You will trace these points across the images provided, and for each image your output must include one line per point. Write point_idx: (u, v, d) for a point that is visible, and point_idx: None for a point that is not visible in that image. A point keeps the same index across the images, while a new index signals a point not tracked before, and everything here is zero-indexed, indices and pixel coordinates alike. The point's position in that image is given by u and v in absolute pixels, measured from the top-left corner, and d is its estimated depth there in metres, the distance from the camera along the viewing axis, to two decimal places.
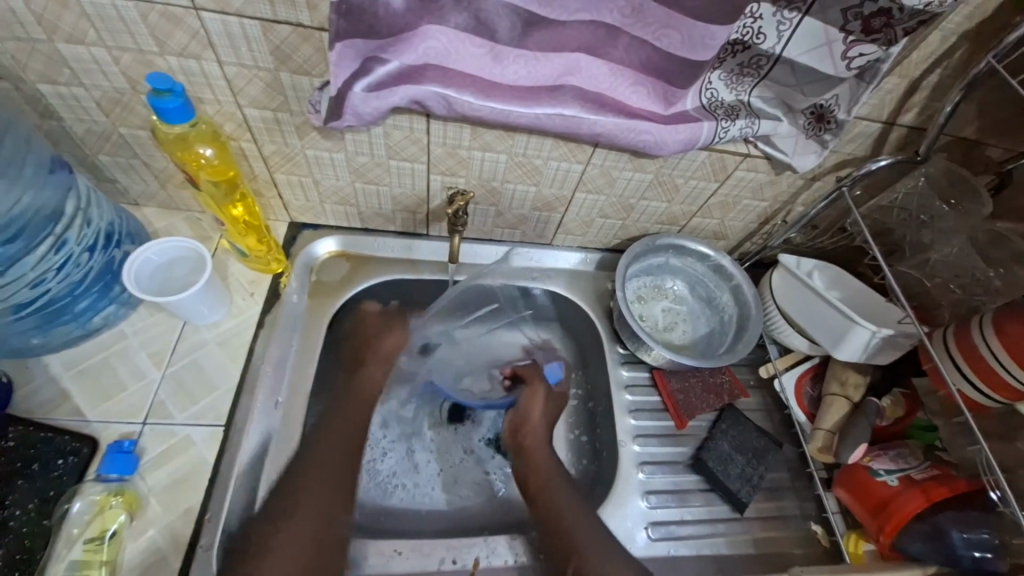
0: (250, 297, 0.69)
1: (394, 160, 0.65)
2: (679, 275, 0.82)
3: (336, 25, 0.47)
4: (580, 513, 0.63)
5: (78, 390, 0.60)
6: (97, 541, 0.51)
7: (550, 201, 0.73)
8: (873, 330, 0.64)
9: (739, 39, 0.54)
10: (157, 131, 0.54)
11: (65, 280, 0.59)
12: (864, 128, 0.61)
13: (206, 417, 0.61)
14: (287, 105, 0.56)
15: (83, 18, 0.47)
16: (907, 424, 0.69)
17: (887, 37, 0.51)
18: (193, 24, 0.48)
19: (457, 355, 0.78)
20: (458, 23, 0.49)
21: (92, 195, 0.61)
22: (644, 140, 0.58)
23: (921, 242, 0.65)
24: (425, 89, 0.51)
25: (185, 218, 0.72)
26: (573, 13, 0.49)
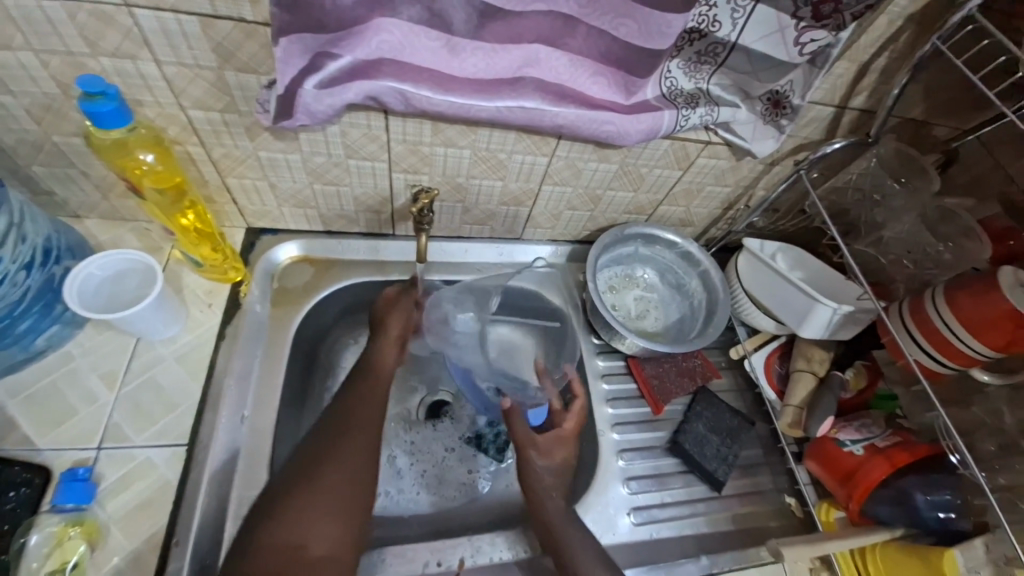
0: (209, 308, 0.66)
1: (353, 159, 0.63)
2: (648, 263, 0.83)
3: (279, 19, 0.45)
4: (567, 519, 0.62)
5: (25, 417, 0.56)
6: (58, 574, 0.49)
7: (517, 195, 0.72)
8: (834, 307, 0.66)
9: (696, 27, 0.54)
10: (93, 138, 0.51)
11: (1, 302, 0.54)
12: (818, 113, 0.63)
13: (167, 436, 0.58)
14: (235, 106, 0.53)
15: (2, 19, 0.43)
16: (867, 396, 0.72)
17: (836, 22, 0.52)
18: (125, 22, 0.44)
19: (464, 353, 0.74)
20: (411, 16, 0.47)
21: (25, 209, 0.56)
22: (608, 130, 0.58)
23: (875, 221, 0.68)
24: (380, 84, 0.49)
25: (133, 229, 0.68)
26: (529, 3, 0.48)
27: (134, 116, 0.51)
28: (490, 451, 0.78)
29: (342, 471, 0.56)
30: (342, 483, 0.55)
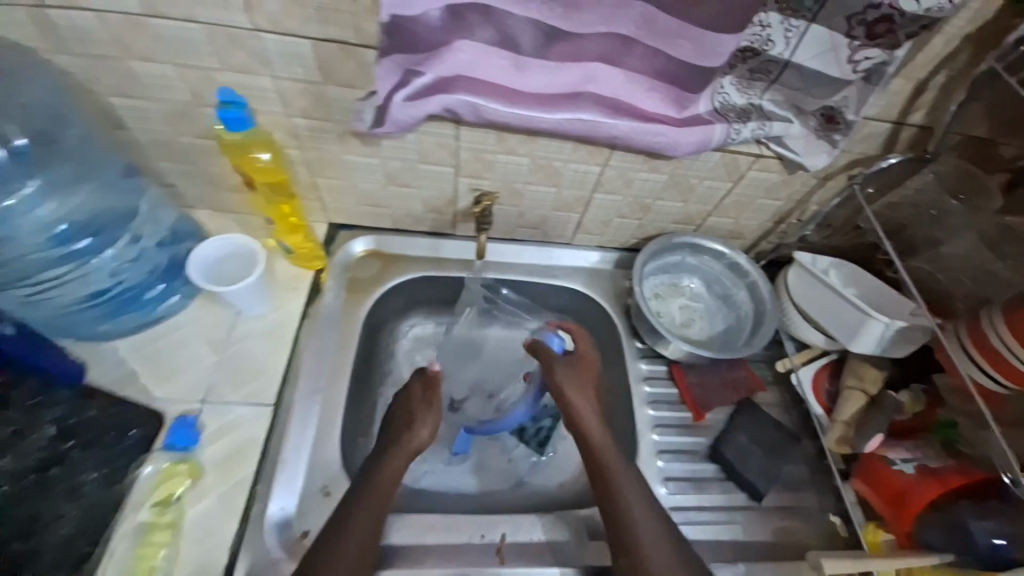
0: (294, 291, 0.75)
1: (424, 164, 0.70)
2: (695, 273, 0.85)
3: (385, 43, 0.53)
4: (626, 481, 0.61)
5: (143, 370, 0.66)
6: (163, 504, 0.59)
7: (570, 201, 0.77)
8: (887, 322, 0.66)
9: (749, 46, 0.57)
10: (221, 140, 0.63)
11: (137, 273, 0.65)
12: (874, 128, 0.64)
13: (256, 398, 0.67)
14: (331, 115, 0.62)
15: (154, 40, 0.53)
16: (930, 420, 0.68)
17: (890, 41, 0.54)
18: (252, 45, 0.54)
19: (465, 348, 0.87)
20: (485, 38, 0.54)
21: (161, 199, 0.68)
22: (660, 141, 0.62)
23: (934, 237, 0.68)
24: (456, 98, 0.56)
25: (236, 219, 0.78)
26: (591, 26, 0.53)
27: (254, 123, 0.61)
28: (532, 443, 0.82)
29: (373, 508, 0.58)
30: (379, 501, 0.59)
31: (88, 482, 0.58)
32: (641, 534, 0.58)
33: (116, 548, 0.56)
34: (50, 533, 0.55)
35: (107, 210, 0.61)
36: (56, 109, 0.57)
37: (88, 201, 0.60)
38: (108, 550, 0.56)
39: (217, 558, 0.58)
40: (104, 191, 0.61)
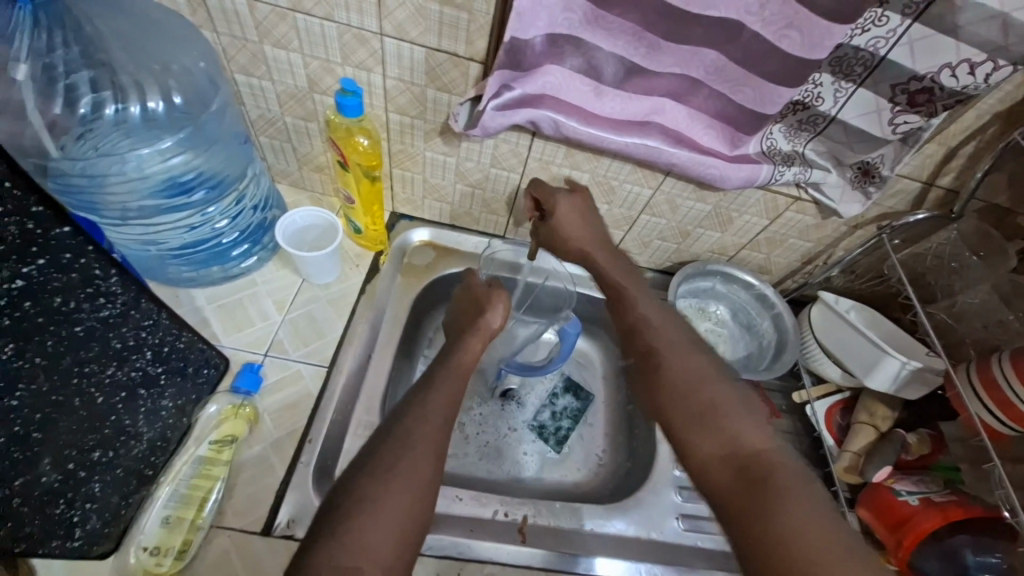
0: (356, 268, 0.82)
1: (495, 168, 0.77)
2: (723, 300, 0.91)
3: (498, 58, 0.59)
4: (674, 340, 0.56)
5: (216, 319, 0.72)
6: (220, 443, 0.63)
7: (618, 219, 0.84)
8: (903, 361, 0.71)
9: (801, 100, 0.65)
10: (333, 123, 0.70)
11: (234, 227, 0.73)
12: (906, 185, 0.71)
13: (315, 357, 0.73)
14: (425, 114, 0.70)
15: (292, 29, 0.61)
16: (931, 462, 0.72)
17: (928, 110, 0.61)
18: (375, 45, 0.62)
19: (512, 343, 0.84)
20: (573, 65, 0.61)
21: (261, 169, 0.76)
22: (712, 173, 0.69)
23: (952, 287, 0.74)
24: (541, 113, 0.64)
25: (310, 196, 0.86)
26: (667, 66, 0.61)
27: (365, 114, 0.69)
28: (550, 441, 0.87)
29: (430, 433, 0.53)
30: (434, 426, 0.53)
31: (164, 408, 0.60)
32: (701, 411, 0.50)
33: (179, 472, 0.61)
34: (128, 449, 0.55)
35: (225, 170, 0.69)
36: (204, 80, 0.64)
37: (213, 161, 0.68)
38: (170, 471, 0.61)
39: (264, 498, 0.62)
40: (226, 154, 0.69)
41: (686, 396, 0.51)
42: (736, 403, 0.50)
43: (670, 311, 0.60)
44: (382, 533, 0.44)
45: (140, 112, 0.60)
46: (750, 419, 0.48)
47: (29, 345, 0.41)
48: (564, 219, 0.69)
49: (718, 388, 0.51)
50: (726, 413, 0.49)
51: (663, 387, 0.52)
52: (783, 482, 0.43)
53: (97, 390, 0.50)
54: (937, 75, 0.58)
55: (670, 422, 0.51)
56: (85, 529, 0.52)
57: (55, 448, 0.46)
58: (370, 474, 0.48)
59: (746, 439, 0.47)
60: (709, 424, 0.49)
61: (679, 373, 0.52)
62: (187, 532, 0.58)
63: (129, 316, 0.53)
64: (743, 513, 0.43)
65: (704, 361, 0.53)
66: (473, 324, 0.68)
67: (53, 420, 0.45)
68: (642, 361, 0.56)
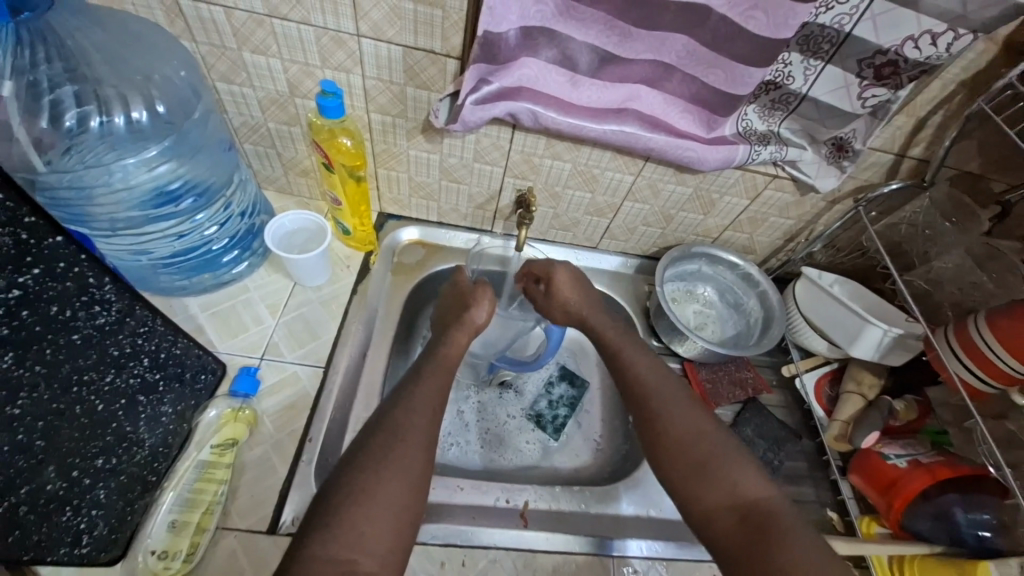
0: (348, 269, 0.83)
1: (478, 163, 0.79)
2: (709, 282, 0.93)
3: (474, 53, 0.60)
4: (673, 396, 0.61)
5: (211, 325, 0.73)
6: (221, 447, 0.64)
7: (602, 207, 0.86)
8: (885, 329, 0.73)
9: (772, 80, 0.67)
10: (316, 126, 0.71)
11: (224, 233, 0.74)
12: (878, 158, 0.73)
13: (311, 358, 0.74)
14: (406, 112, 0.71)
15: (269, 34, 0.62)
16: (918, 426, 0.75)
17: (894, 82, 0.63)
18: (353, 46, 0.63)
19: (497, 337, 0.84)
20: (548, 57, 0.63)
21: (246, 179, 0.77)
22: (690, 156, 0.71)
23: (928, 254, 0.76)
24: (519, 105, 0.65)
25: (297, 201, 0.87)
26: (640, 53, 0.62)
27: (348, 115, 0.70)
28: (548, 429, 0.88)
29: (421, 421, 0.56)
30: (422, 415, 0.56)
31: (165, 414, 0.61)
32: (704, 463, 0.55)
33: (182, 477, 0.61)
34: (132, 455, 0.56)
35: (211, 178, 0.70)
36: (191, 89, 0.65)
37: (200, 169, 0.68)
38: (173, 477, 0.61)
39: (267, 498, 0.63)
40: (212, 162, 0.70)
41: (688, 450, 0.56)
42: (735, 455, 0.56)
43: (659, 364, 0.66)
44: (376, 519, 0.47)
45: (124, 122, 0.60)
46: (748, 468, 0.54)
47: (28, 354, 0.42)
48: (564, 289, 0.74)
49: (717, 440, 0.57)
50: (727, 466, 0.54)
51: (667, 442, 0.58)
52: (782, 527, 0.49)
53: (98, 397, 0.51)
54: (900, 48, 0.60)
55: (676, 476, 0.56)
56: (93, 536, 0.53)
57: (59, 456, 0.47)
58: (359, 466, 0.50)
59: (745, 489, 0.53)
60: (712, 477, 0.54)
61: (679, 429, 0.58)
62: (193, 535, 0.58)
63: (125, 323, 0.54)
64: (750, 562, 0.48)
65: (701, 416, 0.59)
66: (459, 317, 0.71)
67: (56, 427, 0.46)
68: (642, 415, 0.61)
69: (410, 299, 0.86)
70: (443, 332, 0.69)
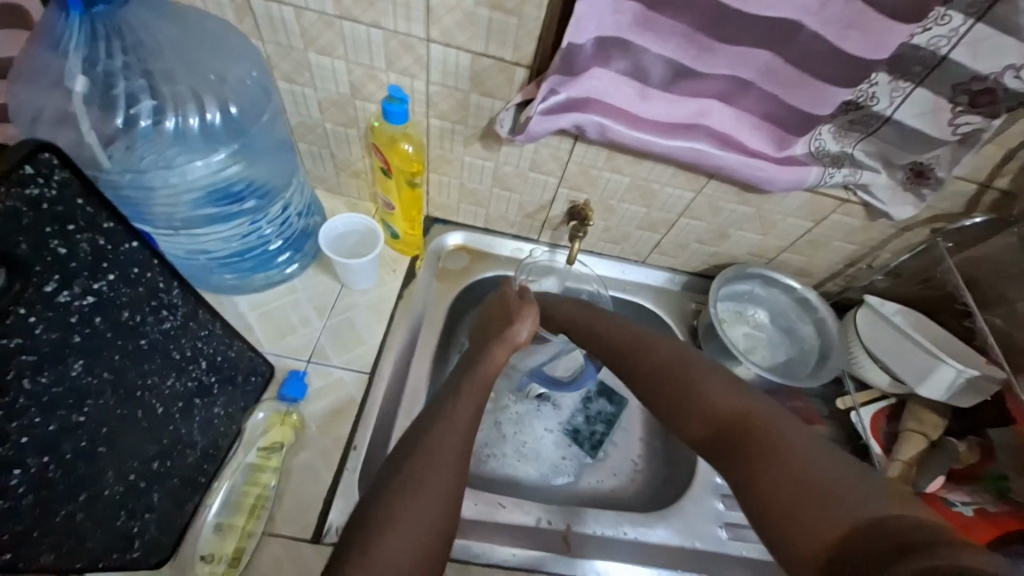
0: (393, 273, 0.82)
1: (533, 172, 0.77)
2: (762, 305, 0.89)
3: (556, 66, 0.58)
4: (646, 349, 0.59)
5: (259, 325, 0.73)
6: (267, 451, 0.64)
7: (655, 222, 0.83)
8: (959, 370, 0.69)
9: (854, 100, 0.63)
10: (378, 131, 0.71)
11: (280, 234, 0.73)
12: (960, 188, 0.69)
13: (356, 364, 0.73)
14: (466, 119, 0.69)
15: (338, 36, 0.60)
16: (980, 472, 0.70)
17: (990, 111, 0.59)
18: (421, 51, 0.61)
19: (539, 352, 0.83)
20: (620, 68, 0.60)
21: (303, 182, 0.75)
22: (760, 176, 0.68)
23: (1008, 293, 0.72)
24: (587, 117, 0.63)
25: (345, 201, 0.86)
26: (717, 68, 0.59)
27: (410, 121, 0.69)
28: (585, 445, 0.86)
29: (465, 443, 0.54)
30: (460, 436, 0.54)
31: (216, 416, 0.61)
32: (683, 399, 0.52)
33: (230, 479, 0.62)
34: (184, 457, 0.56)
35: (273, 179, 0.69)
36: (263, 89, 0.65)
37: (262, 169, 0.68)
38: (221, 477, 0.62)
39: (312, 505, 0.62)
40: (273, 163, 0.69)
41: (666, 392, 0.54)
42: (718, 379, 0.52)
43: (632, 323, 0.64)
44: (410, 543, 0.45)
45: (198, 124, 0.61)
46: (725, 390, 0.50)
47: (97, 360, 0.42)
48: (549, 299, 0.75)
49: (696, 374, 0.53)
50: (704, 395, 0.51)
51: (649, 392, 0.56)
52: (764, 441, 0.44)
53: (158, 401, 0.51)
54: (1000, 76, 0.56)
55: (667, 417, 0.53)
56: (143, 540, 0.53)
57: (118, 461, 0.47)
58: (401, 487, 0.48)
59: (724, 410, 0.49)
60: (692, 402, 0.51)
61: (655, 366, 0.57)
62: (239, 539, 0.59)
63: (188, 327, 0.53)
64: (737, 485, 0.43)
65: (674, 356, 0.56)
66: (501, 333, 0.68)
67: (118, 434, 0.46)
68: (629, 373, 0.60)
69: (455, 307, 0.85)
70: (483, 348, 0.67)
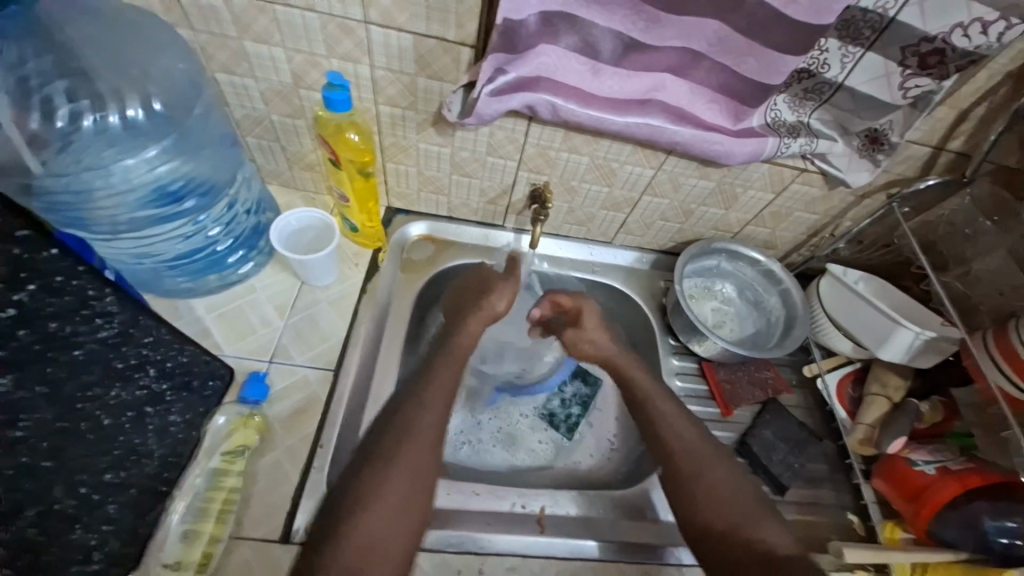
0: (355, 267, 0.80)
1: (491, 156, 0.75)
2: (729, 279, 0.90)
3: (495, 42, 0.56)
4: (693, 440, 0.67)
5: (218, 329, 0.71)
6: (232, 454, 0.63)
7: (619, 201, 0.82)
8: (917, 331, 0.71)
9: (806, 68, 0.62)
10: (321, 120, 0.68)
11: (229, 234, 0.71)
12: (914, 151, 0.70)
13: (320, 361, 0.72)
14: (417, 104, 0.67)
15: (272, 22, 0.58)
16: (945, 431, 0.73)
17: (940, 72, 0.59)
18: (361, 34, 0.59)
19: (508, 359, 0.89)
20: (569, 44, 0.58)
21: (249, 178, 0.73)
22: (716, 150, 0.67)
23: (964, 255, 0.73)
24: (538, 96, 0.61)
25: (301, 196, 0.84)
26: (667, 40, 0.58)
27: (355, 108, 0.67)
28: (561, 428, 0.86)
29: (433, 418, 0.57)
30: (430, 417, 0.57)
31: (174, 424, 0.59)
32: (718, 509, 0.61)
33: (193, 484, 0.60)
34: (140, 468, 0.55)
35: (215, 176, 0.67)
36: (192, 81, 0.62)
37: (201, 166, 0.65)
38: (184, 486, 0.60)
39: (280, 506, 0.61)
40: (214, 159, 0.67)
41: (712, 501, 0.62)
42: (746, 494, 0.63)
43: (679, 409, 0.70)
44: (386, 519, 0.49)
45: (119, 121, 0.57)
46: (768, 528, 0.59)
47: (27, 374, 0.40)
48: (592, 328, 0.77)
49: (734, 497, 0.62)
50: (748, 524, 0.59)
51: (689, 492, 0.63)
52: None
53: (104, 412, 0.49)
54: (949, 36, 0.56)
55: (751, 522, 0.60)
56: (104, 552, 0.51)
57: (66, 475, 0.45)
58: (374, 468, 0.52)
59: (767, 547, 0.57)
60: (731, 522, 0.60)
61: (697, 486, 0.63)
62: (207, 545, 0.58)
63: (130, 335, 0.52)
64: None
65: (717, 459, 0.65)
66: (478, 304, 0.70)
67: (63, 447, 0.44)
68: (670, 469, 0.66)
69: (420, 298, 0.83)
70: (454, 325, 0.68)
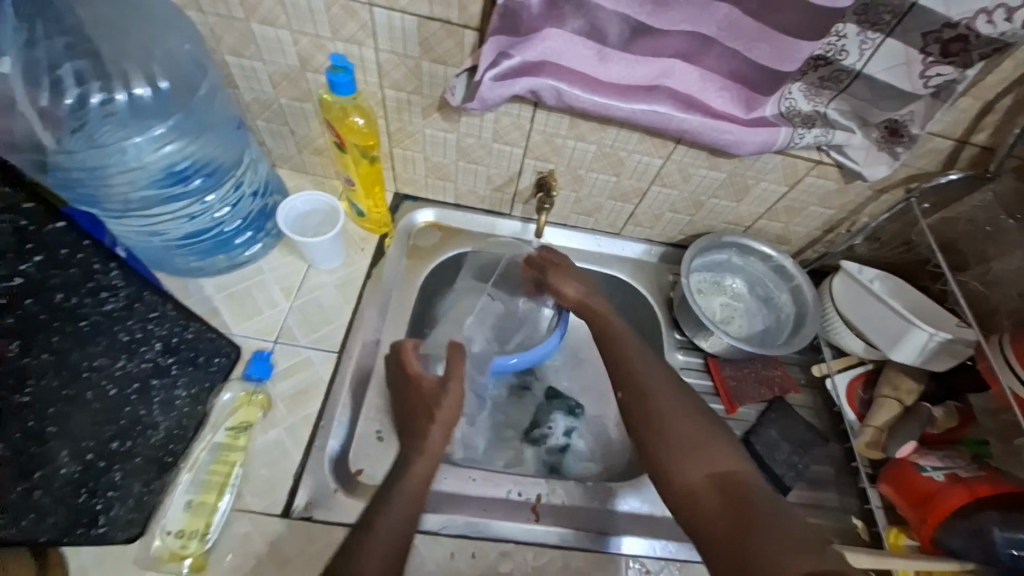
0: (361, 252, 0.81)
1: (497, 143, 0.75)
2: (739, 274, 0.87)
3: (495, 24, 0.57)
4: (651, 369, 0.64)
5: (226, 308, 0.73)
6: (236, 430, 0.64)
7: (626, 191, 0.81)
8: (931, 332, 0.68)
9: (823, 55, 0.60)
10: (326, 103, 0.68)
11: (236, 216, 0.72)
12: (937, 144, 0.67)
13: (324, 343, 0.73)
14: (421, 89, 0.67)
15: (278, 4, 0.58)
16: (958, 437, 0.70)
17: (963, 60, 0.56)
18: (364, 17, 0.59)
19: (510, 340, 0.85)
20: (574, 28, 0.57)
21: (254, 161, 0.74)
22: (727, 139, 0.64)
23: (986, 253, 0.70)
24: (541, 81, 0.60)
25: (311, 180, 0.85)
26: (675, 24, 0.56)
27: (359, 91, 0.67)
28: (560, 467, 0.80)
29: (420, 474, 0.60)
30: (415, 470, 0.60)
31: (179, 397, 0.61)
32: (669, 431, 0.57)
33: (198, 459, 0.62)
34: (146, 438, 0.57)
35: (221, 157, 0.68)
36: (197, 64, 0.63)
37: (207, 148, 0.66)
38: (189, 459, 0.62)
39: (280, 482, 0.63)
40: (221, 141, 0.67)
41: (663, 421, 0.58)
42: (700, 413, 0.59)
43: (640, 341, 0.68)
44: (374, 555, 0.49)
45: (126, 99, 0.58)
46: (721, 446, 0.56)
47: (35, 342, 0.42)
48: (565, 283, 0.75)
49: (689, 420, 0.58)
50: (702, 446, 0.56)
51: (643, 415, 0.60)
52: (755, 498, 0.50)
53: (109, 382, 0.51)
54: (973, 21, 0.53)
55: (707, 443, 0.56)
56: (109, 516, 0.54)
57: (71, 440, 0.47)
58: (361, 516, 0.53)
59: (721, 467, 0.54)
60: (685, 444, 0.56)
61: (648, 411, 0.60)
62: (208, 515, 0.59)
63: (134, 308, 0.54)
64: (732, 535, 0.48)
65: (674, 386, 0.62)
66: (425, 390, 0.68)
67: (67, 413, 0.46)
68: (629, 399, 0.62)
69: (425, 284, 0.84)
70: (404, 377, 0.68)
